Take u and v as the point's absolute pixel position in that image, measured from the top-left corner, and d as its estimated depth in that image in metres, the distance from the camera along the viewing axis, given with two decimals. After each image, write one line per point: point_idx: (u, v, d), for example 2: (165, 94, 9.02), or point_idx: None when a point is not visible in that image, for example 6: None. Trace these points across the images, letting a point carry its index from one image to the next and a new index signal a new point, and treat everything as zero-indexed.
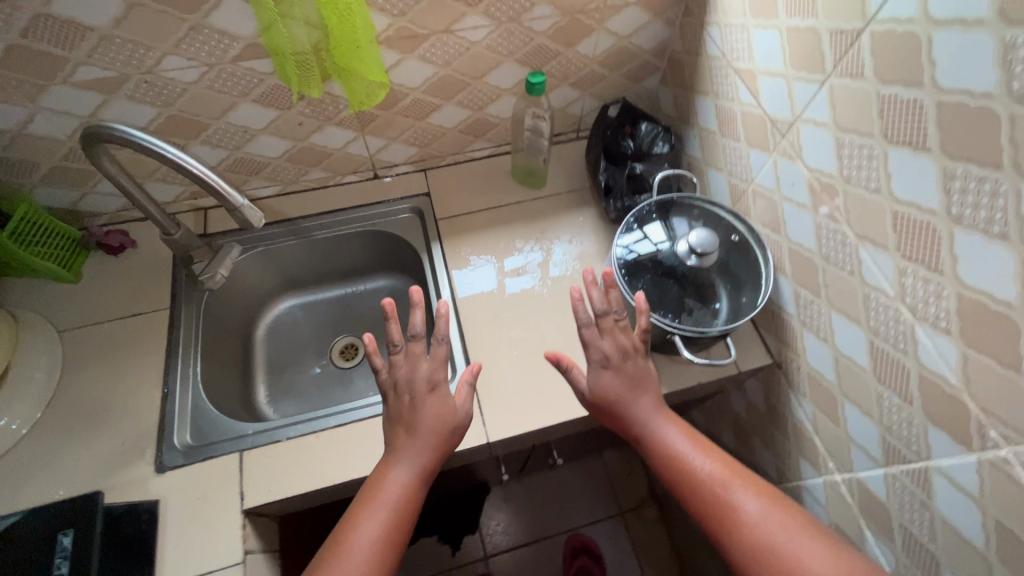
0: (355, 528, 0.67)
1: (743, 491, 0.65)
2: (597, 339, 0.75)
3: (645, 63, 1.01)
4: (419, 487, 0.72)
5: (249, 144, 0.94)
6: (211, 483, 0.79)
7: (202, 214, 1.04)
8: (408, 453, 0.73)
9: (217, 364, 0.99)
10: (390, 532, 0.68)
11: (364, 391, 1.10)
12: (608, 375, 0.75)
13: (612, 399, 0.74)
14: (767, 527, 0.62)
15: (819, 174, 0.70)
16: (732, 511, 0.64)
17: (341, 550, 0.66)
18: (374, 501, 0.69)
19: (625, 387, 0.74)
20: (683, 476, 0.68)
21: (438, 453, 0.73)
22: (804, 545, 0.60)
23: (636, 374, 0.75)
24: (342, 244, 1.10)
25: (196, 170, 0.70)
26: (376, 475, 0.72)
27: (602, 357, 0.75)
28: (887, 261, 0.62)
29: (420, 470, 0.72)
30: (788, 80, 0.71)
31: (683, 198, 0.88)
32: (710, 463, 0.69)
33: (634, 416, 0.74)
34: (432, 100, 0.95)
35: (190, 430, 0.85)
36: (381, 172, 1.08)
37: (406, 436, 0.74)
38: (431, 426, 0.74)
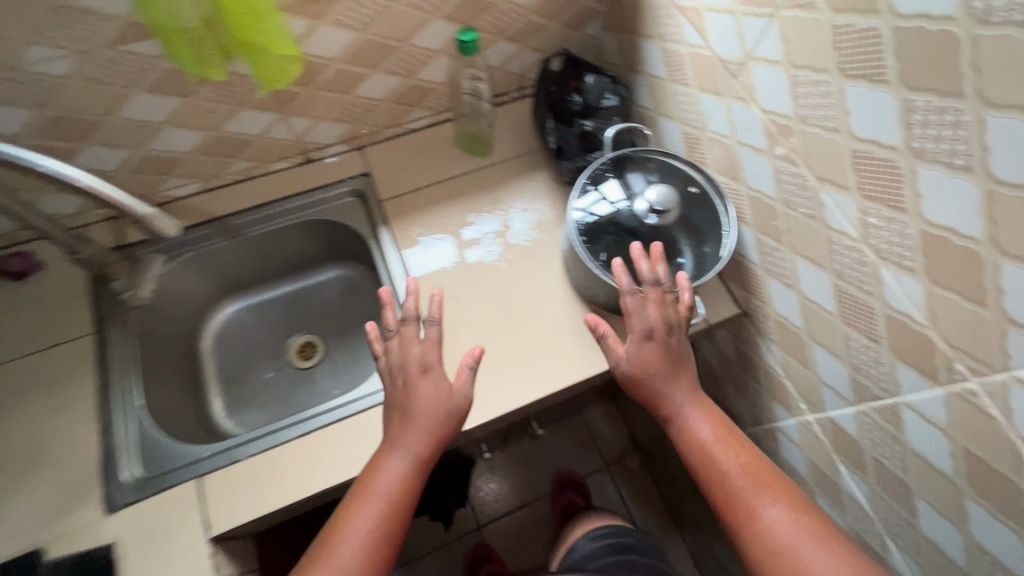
0: (341, 534, 0.64)
1: (771, 497, 0.65)
2: (647, 310, 0.73)
3: (585, 7, 0.93)
4: (411, 495, 0.68)
5: (154, 140, 0.83)
6: (171, 516, 0.74)
7: (115, 222, 0.93)
8: (399, 454, 0.68)
9: (159, 387, 0.91)
10: (378, 548, 0.64)
11: (329, 389, 1.04)
12: (653, 348, 0.73)
13: (650, 375, 0.72)
14: (786, 531, 0.62)
15: (773, 116, 0.66)
16: (753, 512, 0.64)
17: (325, 557, 0.63)
18: (360, 503, 0.66)
19: (666, 367, 0.72)
20: (708, 463, 0.69)
21: (427, 456, 0.69)
22: (814, 545, 0.61)
23: (676, 353, 0.73)
24: (281, 239, 1.02)
25: (85, 182, 0.62)
26: (367, 476, 0.69)
27: (646, 329, 0.73)
28: (848, 202, 0.60)
29: (412, 477, 0.68)
30: (735, 15, 0.66)
31: (641, 151, 0.83)
32: (741, 460, 0.68)
33: (668, 399, 0.72)
34: (356, 70, 0.85)
35: (139, 462, 0.79)
36: (313, 155, 0.99)
37: (399, 433, 0.69)
38: (424, 423, 0.70)
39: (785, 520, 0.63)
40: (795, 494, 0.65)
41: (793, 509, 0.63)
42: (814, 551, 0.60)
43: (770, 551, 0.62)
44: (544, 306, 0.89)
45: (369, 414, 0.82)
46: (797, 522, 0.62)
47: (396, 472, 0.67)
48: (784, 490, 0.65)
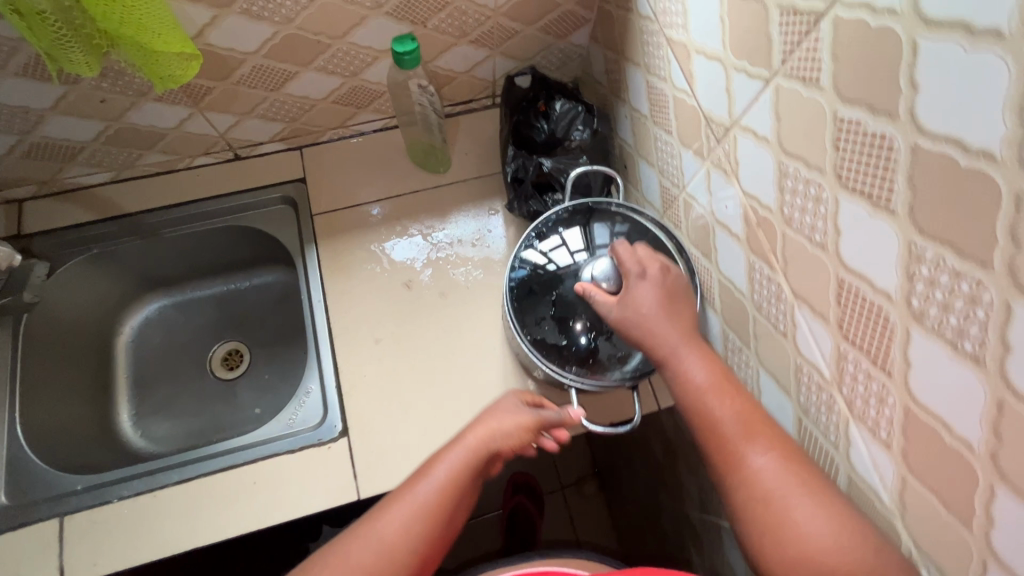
0: (382, 515, 0.55)
1: (756, 441, 0.51)
2: (630, 251, 0.61)
3: (569, 14, 0.78)
4: (463, 502, 0.57)
5: (43, 125, 0.73)
6: (26, 555, 0.68)
7: (16, 207, 0.84)
8: (459, 451, 0.58)
9: (53, 396, 0.82)
10: (418, 546, 0.54)
11: (248, 406, 0.93)
12: (647, 287, 0.59)
13: (641, 316, 0.58)
14: (777, 486, 0.48)
15: (754, 203, 0.52)
16: (735, 464, 0.50)
17: (365, 527, 0.54)
18: (410, 491, 0.56)
19: (663, 305, 0.58)
20: (697, 405, 0.54)
21: (483, 466, 0.59)
22: (805, 505, 0.46)
23: (674, 290, 0.60)
24: (204, 240, 0.91)
25: None
26: (422, 466, 0.59)
27: (637, 271, 0.60)
28: (825, 334, 0.47)
29: (466, 482, 0.57)
30: (725, 67, 0.52)
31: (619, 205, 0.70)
32: (736, 404, 0.53)
33: (659, 342, 0.57)
34: (281, 66, 0.73)
35: (5, 488, 0.72)
36: (244, 152, 0.87)
37: (467, 428, 0.60)
38: (494, 430, 0.60)
39: (775, 473, 0.48)
40: (789, 441, 0.51)
41: (784, 456, 0.49)
42: (804, 514, 0.46)
43: (757, 511, 0.48)
44: (474, 362, 0.78)
45: (258, 466, 0.72)
46: (789, 475, 0.48)
47: (452, 468, 0.57)
48: (773, 435, 0.51)
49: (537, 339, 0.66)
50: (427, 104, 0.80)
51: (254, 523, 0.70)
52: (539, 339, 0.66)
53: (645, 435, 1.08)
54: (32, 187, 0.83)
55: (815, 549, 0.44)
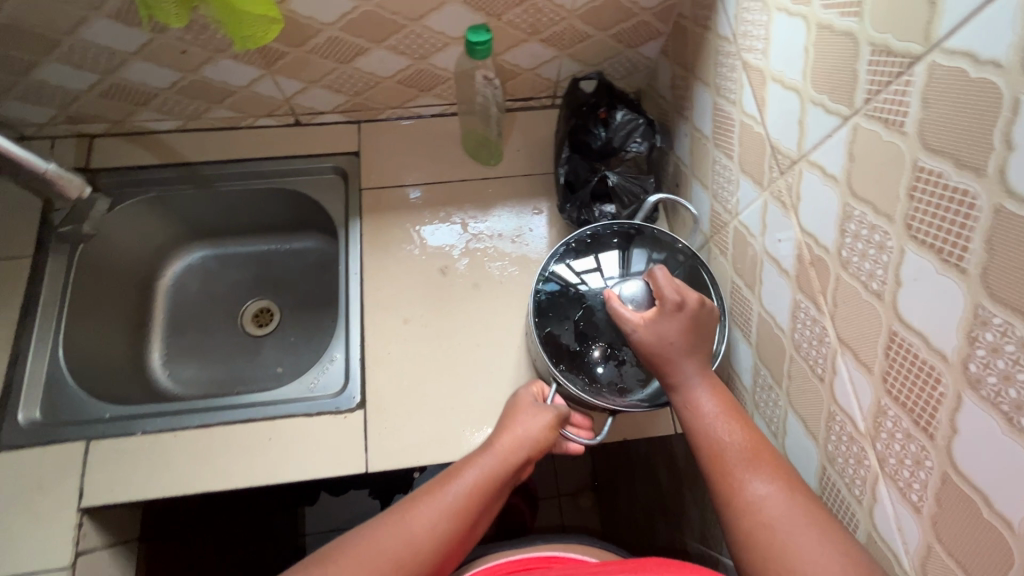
0: (412, 512, 0.54)
1: (760, 470, 0.50)
2: (668, 278, 0.60)
3: (644, 25, 0.77)
4: (486, 507, 0.58)
5: (124, 68, 0.76)
6: (49, 471, 0.70)
7: (87, 141, 0.87)
8: (490, 456, 0.59)
9: (95, 325, 0.86)
10: (443, 547, 0.53)
11: (271, 364, 0.96)
12: (678, 319, 0.58)
13: (665, 345, 0.57)
14: (783, 516, 0.46)
15: (810, 241, 0.51)
16: (736, 492, 0.49)
17: (395, 518, 0.54)
18: (440, 491, 0.56)
19: (689, 340, 0.57)
20: (704, 433, 0.54)
21: (510, 474, 0.59)
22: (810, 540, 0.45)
23: (703, 324, 0.58)
24: (253, 198, 0.93)
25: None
26: (451, 467, 0.59)
27: (675, 301, 0.58)
28: (866, 386, 0.46)
29: (494, 487, 0.58)
30: (802, 99, 0.51)
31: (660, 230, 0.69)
32: (741, 433, 0.53)
33: (678, 372, 0.57)
34: (355, 41, 0.74)
35: (41, 405, 0.75)
36: (304, 119, 0.89)
37: (497, 434, 0.61)
38: (523, 437, 0.61)
39: (780, 502, 0.47)
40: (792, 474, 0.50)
41: (789, 487, 0.48)
42: (810, 547, 0.44)
43: (762, 541, 0.46)
44: (496, 356, 0.78)
45: (276, 424, 0.74)
46: (793, 507, 0.47)
47: (483, 472, 0.58)
48: (777, 467, 0.50)
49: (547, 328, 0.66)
50: (489, 95, 0.83)
51: (263, 477, 0.72)
52: (549, 331, 0.65)
53: (652, 455, 1.07)
54: (104, 125, 0.86)
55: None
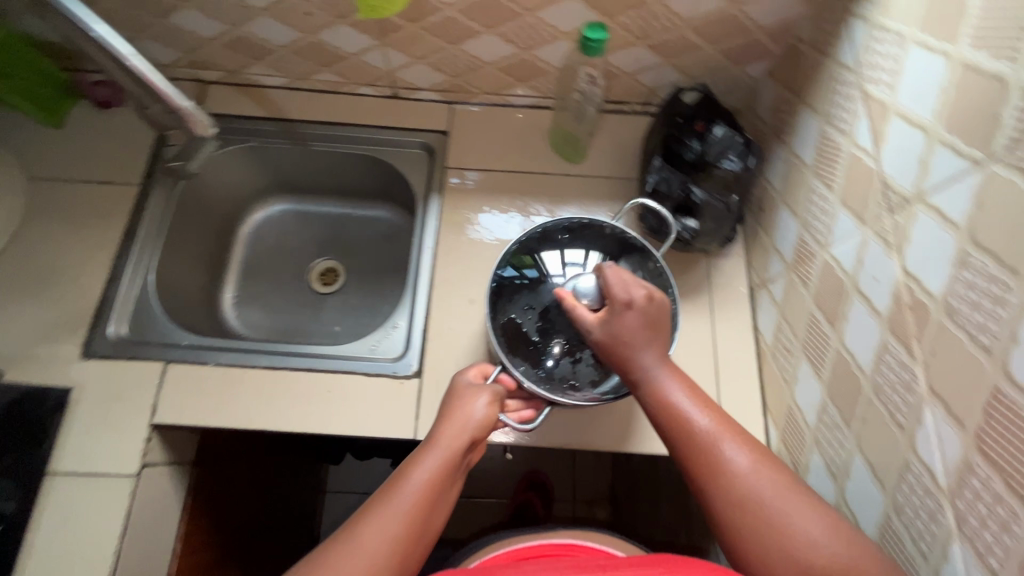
0: (359, 524, 0.52)
1: (733, 441, 0.54)
2: (618, 277, 0.61)
3: (755, 43, 0.76)
4: (443, 498, 0.56)
5: (251, 23, 0.81)
6: (129, 384, 0.76)
7: (201, 86, 0.93)
8: (436, 451, 0.58)
9: (180, 257, 0.91)
10: (399, 550, 0.51)
11: (331, 322, 0.99)
12: (629, 317, 0.60)
13: (623, 339, 0.59)
14: (762, 489, 0.51)
15: (913, 285, 0.50)
16: (717, 471, 0.52)
17: (346, 537, 0.51)
18: (388, 498, 0.54)
19: (646, 335, 0.60)
20: (674, 418, 0.56)
21: (462, 459, 0.59)
22: (794, 506, 0.49)
23: (655, 319, 0.60)
24: (340, 162, 0.97)
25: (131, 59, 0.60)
26: (397, 473, 0.57)
27: (625, 297, 0.60)
28: (954, 441, 0.44)
29: (448, 476, 0.57)
30: (927, 139, 0.49)
31: (637, 240, 0.73)
32: (706, 410, 0.56)
33: (637, 365, 0.59)
34: (469, 23, 0.76)
35: (128, 322, 0.81)
36: (402, 93, 0.93)
37: (438, 429, 0.60)
38: (464, 421, 0.60)
39: (754, 474, 0.51)
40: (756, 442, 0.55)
41: (758, 458, 0.52)
42: (797, 515, 0.49)
43: (743, 518, 0.50)
44: None
45: (337, 377, 0.78)
46: (767, 476, 0.51)
47: (433, 469, 0.56)
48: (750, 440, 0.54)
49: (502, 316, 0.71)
50: (586, 94, 0.83)
51: (318, 426, 0.75)
52: (505, 321, 0.71)
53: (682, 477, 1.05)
54: (219, 74, 0.92)
55: (813, 547, 0.47)
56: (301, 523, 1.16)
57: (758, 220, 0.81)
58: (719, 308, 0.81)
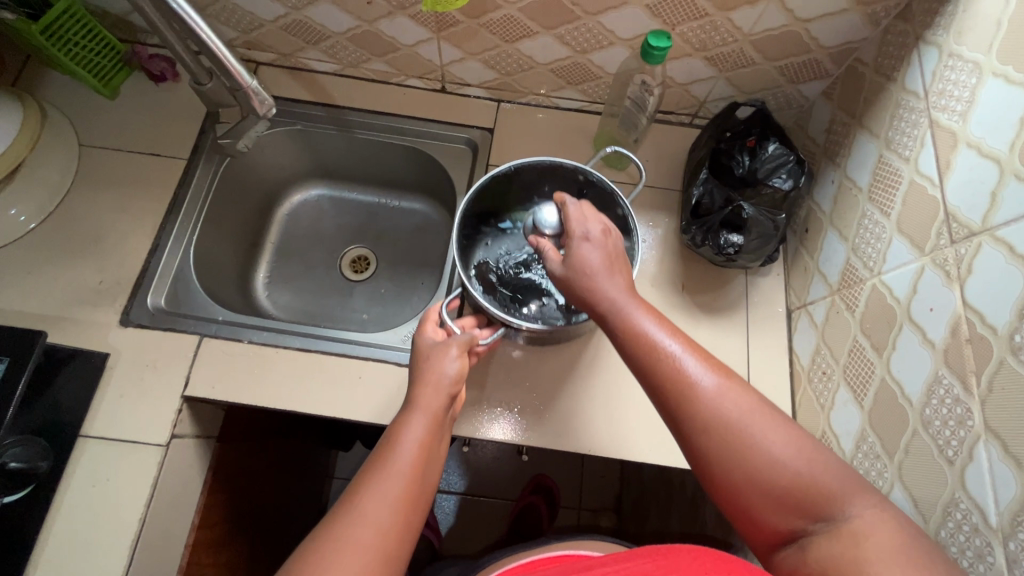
0: (358, 496, 0.49)
1: (698, 363, 0.50)
2: (581, 214, 0.60)
3: (814, 62, 0.76)
4: (434, 457, 0.55)
5: (311, 8, 0.81)
6: (164, 355, 0.77)
7: (254, 67, 0.94)
8: (419, 414, 0.56)
9: (219, 234, 0.92)
10: (401, 512, 0.49)
11: (360, 308, 1.00)
12: (590, 247, 0.57)
13: (586, 271, 0.56)
14: (728, 411, 0.48)
15: (975, 318, 0.49)
16: (691, 401, 0.48)
17: (345, 513, 0.48)
18: (381, 467, 0.51)
19: (608, 266, 0.56)
20: (639, 342, 0.51)
21: (445, 416, 0.58)
22: (770, 434, 0.47)
23: (615, 251, 0.58)
24: (383, 152, 0.98)
25: (204, 35, 0.60)
26: (382, 443, 0.54)
27: (583, 230, 0.58)
28: (1011, 482, 0.44)
29: (436, 436, 0.55)
30: (1001, 172, 0.49)
31: (605, 184, 0.73)
32: (672, 335, 0.52)
33: (599, 294, 0.55)
34: (528, 23, 0.76)
35: (167, 293, 0.82)
36: (451, 88, 0.93)
37: (416, 392, 0.57)
38: (438, 382, 0.58)
39: (721, 397, 0.48)
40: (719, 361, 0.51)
41: (724, 378, 0.49)
42: (774, 441, 0.46)
43: (722, 449, 0.47)
44: (584, 354, 0.80)
45: (367, 364, 0.78)
46: (737, 399, 0.48)
47: (419, 430, 0.54)
48: (715, 363, 0.50)
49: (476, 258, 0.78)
50: (636, 99, 0.83)
51: (347, 412, 0.75)
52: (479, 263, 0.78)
53: (697, 494, 1.04)
54: (272, 55, 0.93)
55: (779, 469, 0.46)
56: (310, 507, 1.16)
57: (801, 241, 0.80)
58: (755, 326, 0.80)
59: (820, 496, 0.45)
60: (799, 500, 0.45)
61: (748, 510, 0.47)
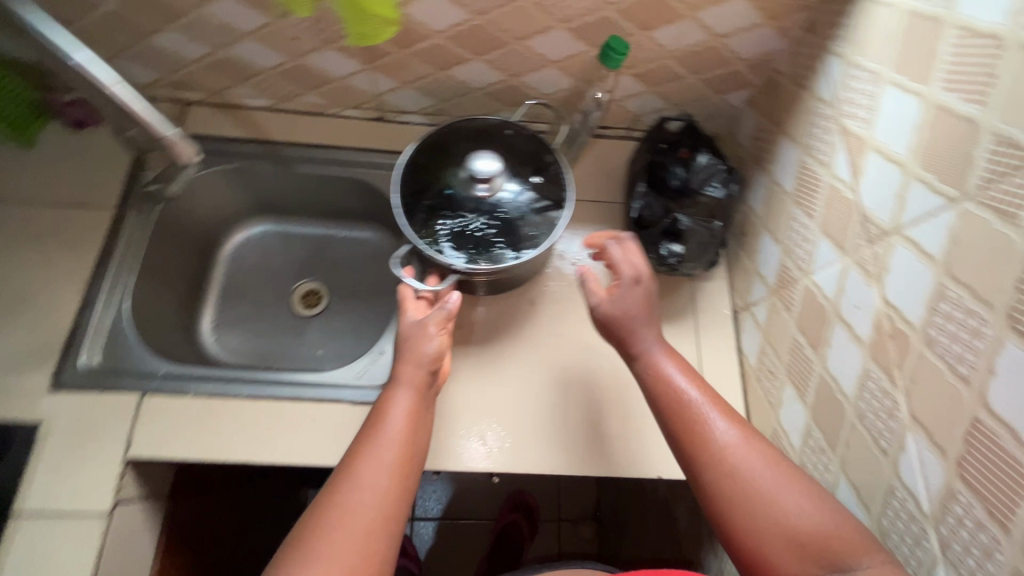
0: (354, 468, 0.55)
1: (721, 417, 0.57)
2: (626, 256, 0.68)
3: (736, 74, 0.79)
4: (422, 429, 0.60)
5: (235, 46, 0.80)
6: (103, 417, 0.73)
7: (181, 107, 0.91)
8: (404, 389, 0.61)
9: (158, 282, 0.89)
10: (394, 480, 0.55)
11: (315, 345, 0.97)
12: (635, 291, 0.66)
13: (627, 314, 0.65)
14: (747, 461, 0.53)
15: (894, 315, 0.51)
16: (711, 446, 0.55)
17: (337, 492, 0.53)
18: (372, 441, 0.57)
19: (645, 313, 0.65)
20: (666, 390, 0.60)
21: (428, 388, 0.63)
22: (789, 491, 0.51)
23: (654, 303, 0.66)
24: (325, 184, 0.96)
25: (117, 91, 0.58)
26: (371, 419, 0.60)
27: (633, 273, 0.66)
28: (937, 469, 0.46)
29: (421, 409, 0.61)
30: (905, 175, 0.51)
31: (530, 133, 0.80)
32: (697, 387, 0.59)
33: (637, 337, 0.64)
34: (458, 50, 0.77)
35: (101, 351, 0.78)
36: (389, 116, 0.93)
37: (399, 371, 0.63)
38: (417, 358, 0.63)
39: (741, 446, 0.54)
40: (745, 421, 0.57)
41: (746, 433, 0.55)
42: (791, 495, 0.51)
43: (739, 494, 0.52)
44: (539, 373, 0.79)
45: (321, 406, 0.76)
46: (753, 451, 0.54)
47: (406, 409, 0.60)
48: (737, 418, 0.57)
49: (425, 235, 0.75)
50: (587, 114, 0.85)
51: (303, 458, 0.73)
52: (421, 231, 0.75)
53: (669, 497, 1.06)
54: (200, 94, 0.90)
55: (795, 520, 0.49)
56: None
57: (740, 244, 0.83)
58: (704, 330, 0.82)
59: (838, 545, 0.48)
60: (816, 548, 0.48)
61: (762, 554, 0.50)
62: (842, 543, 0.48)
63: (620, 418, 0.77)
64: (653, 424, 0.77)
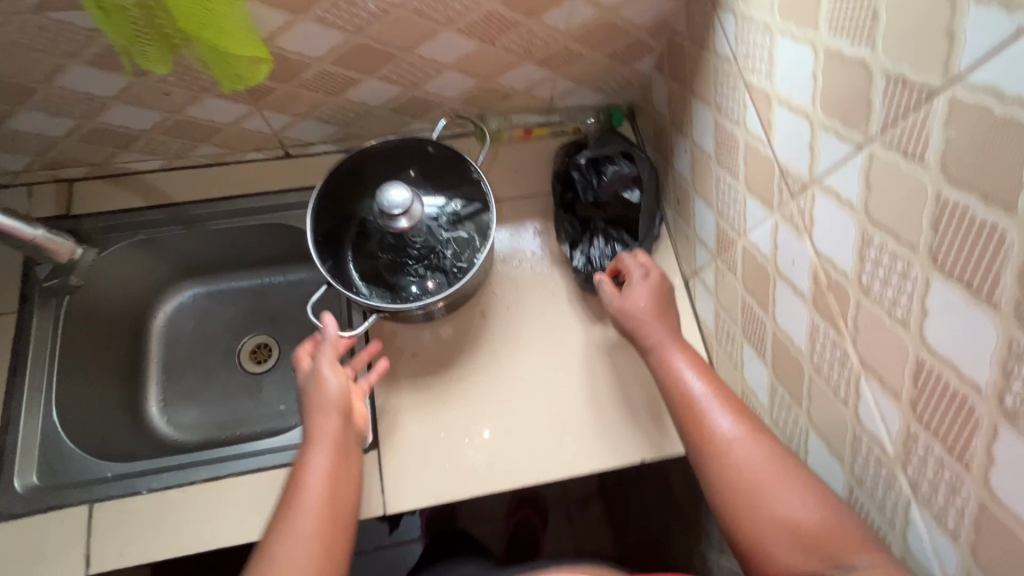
0: (273, 549, 0.53)
1: (725, 413, 0.57)
2: (633, 259, 0.72)
3: (637, 41, 0.77)
4: (344, 485, 0.59)
5: (104, 113, 0.73)
6: (54, 538, 0.68)
7: (67, 187, 0.84)
8: (318, 448, 0.60)
9: (87, 379, 0.82)
10: (315, 550, 0.53)
11: (274, 402, 0.92)
12: (645, 286, 0.69)
13: (635, 309, 0.68)
14: (748, 460, 0.53)
15: (829, 266, 0.51)
16: (715, 444, 0.55)
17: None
18: (290, 513, 0.55)
19: (654, 306, 0.68)
20: (675, 387, 0.61)
21: (346, 439, 0.62)
22: (793, 490, 0.51)
23: (663, 293, 0.69)
24: (244, 235, 0.90)
25: None
26: (289, 487, 0.58)
27: (640, 271, 0.71)
28: (894, 413, 0.46)
29: (338, 464, 0.60)
30: (811, 124, 0.51)
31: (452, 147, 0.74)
32: (707, 383, 0.60)
33: (646, 331, 0.66)
34: (346, 72, 0.72)
35: (37, 469, 0.73)
36: (295, 151, 0.87)
37: (312, 430, 0.62)
38: (325, 409, 0.63)
39: (746, 443, 0.54)
40: (754, 417, 0.57)
41: (753, 430, 0.55)
42: (793, 495, 0.50)
43: (741, 490, 0.52)
44: (505, 384, 0.77)
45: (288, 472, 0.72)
46: (756, 444, 0.54)
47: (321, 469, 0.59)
48: (743, 412, 0.57)
49: (341, 265, 0.75)
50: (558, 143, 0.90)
51: None
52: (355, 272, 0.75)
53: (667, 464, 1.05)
54: (85, 169, 0.83)
55: (795, 523, 0.49)
56: None
57: (678, 212, 0.82)
58: None
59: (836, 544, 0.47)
60: (815, 545, 0.48)
61: (764, 555, 0.50)
62: (838, 544, 0.47)
63: (595, 412, 0.75)
64: (628, 411, 0.75)
